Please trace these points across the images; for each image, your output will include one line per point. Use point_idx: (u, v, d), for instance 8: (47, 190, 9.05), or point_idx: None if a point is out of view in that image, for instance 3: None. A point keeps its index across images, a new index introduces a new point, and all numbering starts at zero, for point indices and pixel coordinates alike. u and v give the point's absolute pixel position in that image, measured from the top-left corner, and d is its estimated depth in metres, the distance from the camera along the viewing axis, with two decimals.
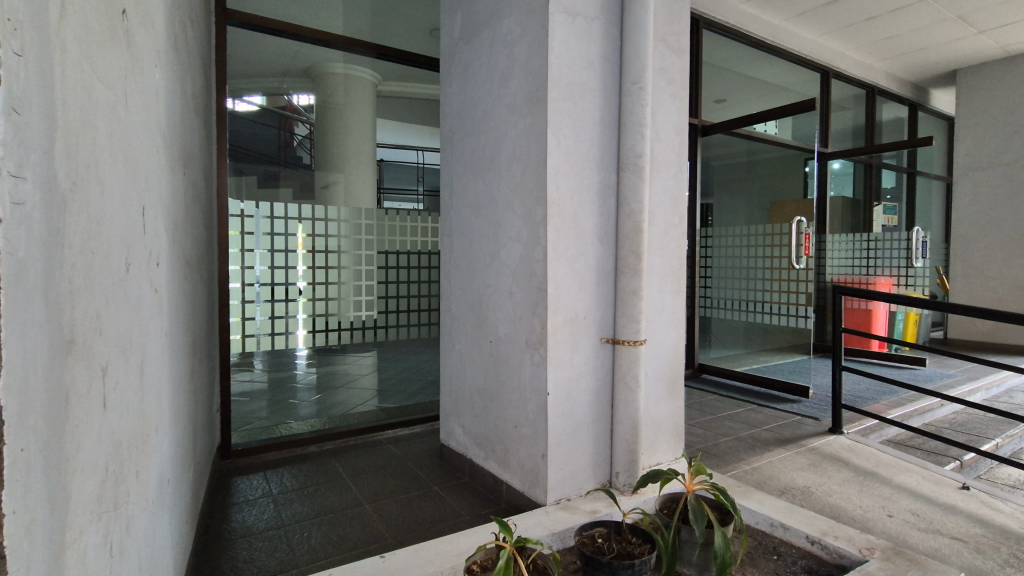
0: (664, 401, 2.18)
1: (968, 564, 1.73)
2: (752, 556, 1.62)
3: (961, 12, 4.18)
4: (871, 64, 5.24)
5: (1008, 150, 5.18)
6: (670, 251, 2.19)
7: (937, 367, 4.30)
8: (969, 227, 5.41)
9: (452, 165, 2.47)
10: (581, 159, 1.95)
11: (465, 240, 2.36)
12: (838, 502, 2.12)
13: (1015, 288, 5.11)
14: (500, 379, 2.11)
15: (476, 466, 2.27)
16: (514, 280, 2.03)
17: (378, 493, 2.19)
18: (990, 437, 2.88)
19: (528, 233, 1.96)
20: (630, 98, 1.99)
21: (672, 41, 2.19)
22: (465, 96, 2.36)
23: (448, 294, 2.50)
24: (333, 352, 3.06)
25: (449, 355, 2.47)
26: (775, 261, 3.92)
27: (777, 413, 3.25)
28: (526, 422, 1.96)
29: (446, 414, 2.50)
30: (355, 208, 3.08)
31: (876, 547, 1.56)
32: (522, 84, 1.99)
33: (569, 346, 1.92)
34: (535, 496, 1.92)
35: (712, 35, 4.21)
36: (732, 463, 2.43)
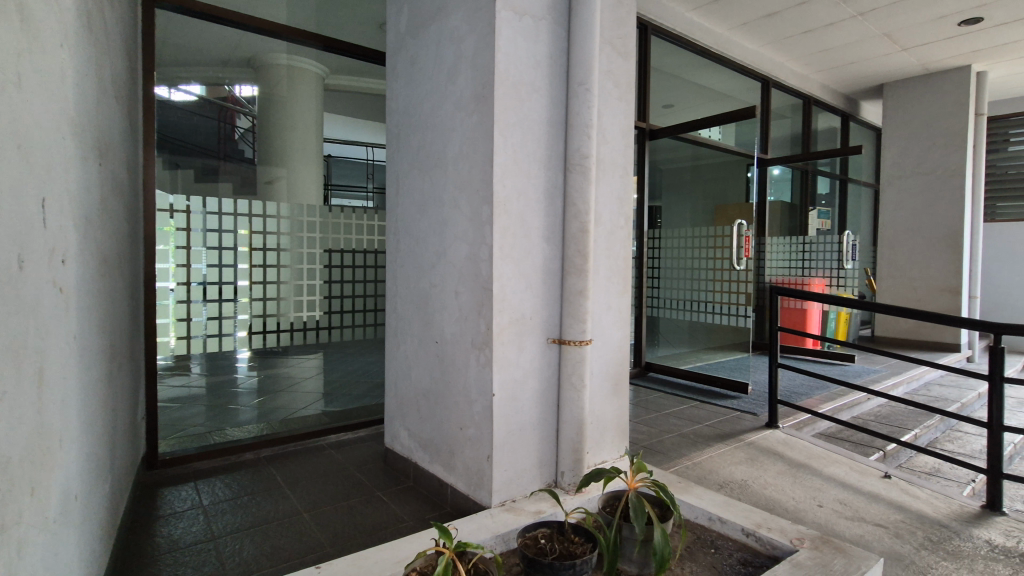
0: (610, 400, 2.21)
1: (888, 549, 1.83)
2: (691, 550, 1.66)
3: (886, 30, 4.46)
4: (807, 75, 5.52)
5: (929, 160, 5.55)
6: (615, 252, 2.22)
7: (864, 363, 4.57)
8: (893, 231, 5.77)
9: (398, 162, 2.41)
10: (528, 158, 1.95)
11: (411, 239, 2.31)
12: (773, 494, 2.20)
13: (932, 289, 5.50)
14: (445, 381, 2.07)
15: (421, 470, 2.23)
16: (459, 281, 2.01)
17: (318, 501, 2.11)
18: (909, 428, 3.08)
19: (474, 233, 1.94)
20: (577, 98, 2.00)
21: (618, 44, 2.22)
22: (411, 91, 2.31)
23: (393, 294, 2.43)
24: (273, 355, 2.94)
25: (394, 357, 2.41)
26: (717, 262, 4.05)
27: (718, 409, 3.37)
28: (472, 424, 1.93)
29: (391, 417, 2.43)
30: (297, 204, 2.96)
31: (805, 537, 1.62)
32: (469, 81, 1.97)
33: (515, 346, 1.91)
34: (480, 499, 1.90)
35: (659, 41, 4.32)
36: (674, 459, 2.49)
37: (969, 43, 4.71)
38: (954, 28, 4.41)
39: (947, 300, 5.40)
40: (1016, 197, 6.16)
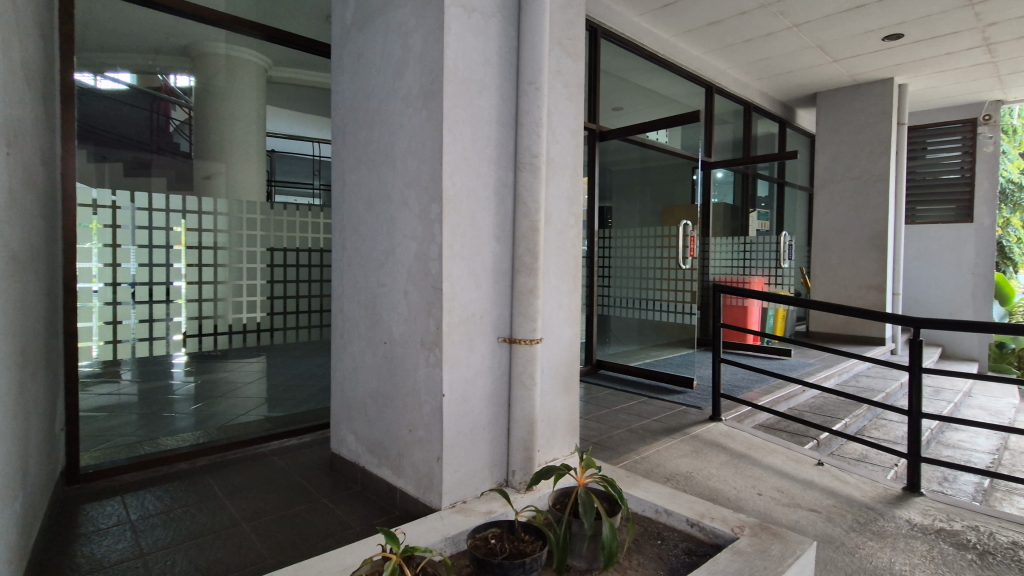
0: (560, 397, 2.22)
1: (821, 533, 1.94)
2: (638, 543, 1.69)
3: (818, 42, 4.72)
4: (748, 83, 5.77)
5: (857, 165, 5.92)
6: (566, 251, 2.24)
7: (799, 357, 4.82)
8: (826, 233, 6.11)
9: (344, 157, 2.34)
10: (477, 156, 1.93)
11: (358, 237, 2.24)
12: (716, 485, 2.28)
13: (860, 286, 5.86)
14: (394, 383, 2.03)
15: (368, 473, 2.17)
16: (408, 280, 1.97)
17: (258, 510, 2.02)
18: (840, 418, 3.28)
19: (423, 231, 1.91)
20: (527, 97, 2.00)
21: (567, 45, 2.23)
22: (357, 84, 2.25)
23: (340, 294, 2.36)
24: (211, 358, 2.79)
25: (341, 359, 2.34)
26: (665, 261, 4.17)
27: (664, 404, 3.47)
28: (421, 426, 1.90)
29: (337, 421, 2.36)
30: (236, 201, 2.82)
31: (745, 525, 1.68)
32: (417, 76, 1.93)
33: (464, 346, 1.89)
34: (429, 501, 1.87)
35: (609, 44, 4.40)
36: (623, 454, 2.54)
37: (892, 57, 5.05)
38: (879, 42, 4.72)
39: (873, 297, 5.78)
40: (934, 201, 6.66)
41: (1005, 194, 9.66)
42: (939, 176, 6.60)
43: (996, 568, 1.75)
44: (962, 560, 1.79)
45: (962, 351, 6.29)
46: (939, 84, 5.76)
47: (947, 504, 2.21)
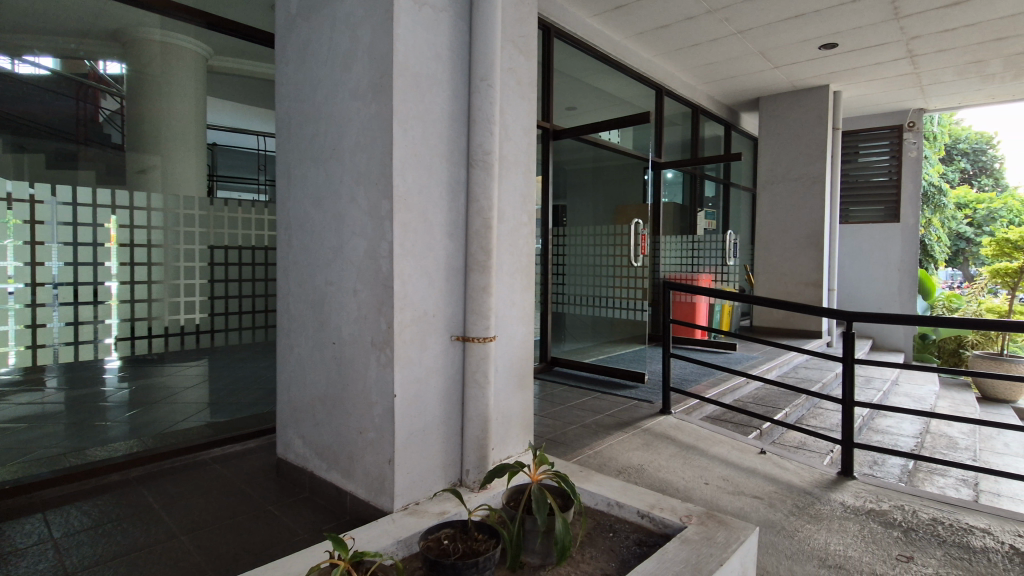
0: (514, 395, 2.22)
1: (762, 518, 2.03)
2: (591, 536, 1.72)
3: (761, 49, 4.93)
4: (695, 86, 5.97)
5: (796, 167, 6.22)
6: (519, 249, 2.24)
7: (744, 351, 5.03)
8: (768, 232, 6.39)
9: (289, 151, 2.25)
10: (428, 152, 1.90)
11: (305, 234, 2.17)
12: (666, 476, 2.34)
13: (800, 283, 6.17)
14: (343, 384, 1.97)
15: (317, 478, 2.10)
16: (358, 278, 1.91)
17: (197, 521, 1.92)
18: (781, 408, 3.44)
19: (372, 229, 1.86)
20: (479, 94, 1.98)
21: (519, 42, 2.23)
22: (303, 75, 2.17)
23: (286, 293, 2.27)
24: (148, 362, 2.64)
25: (286, 360, 2.25)
26: (618, 259, 4.24)
27: (617, 399, 3.54)
28: (372, 427, 1.85)
29: (284, 425, 2.27)
30: (173, 195, 2.66)
31: (693, 514, 1.73)
32: (366, 69, 1.88)
33: (416, 345, 1.86)
34: (381, 504, 1.83)
35: (562, 44, 4.44)
36: (577, 450, 2.57)
37: (827, 65, 5.33)
38: (816, 51, 4.97)
39: (811, 293, 6.09)
40: (865, 202, 7.09)
41: (928, 196, 10.41)
42: (871, 179, 7.05)
43: (919, 543, 1.88)
44: (889, 537, 1.91)
45: (890, 342, 6.73)
46: (869, 92, 6.13)
47: (876, 486, 2.36)
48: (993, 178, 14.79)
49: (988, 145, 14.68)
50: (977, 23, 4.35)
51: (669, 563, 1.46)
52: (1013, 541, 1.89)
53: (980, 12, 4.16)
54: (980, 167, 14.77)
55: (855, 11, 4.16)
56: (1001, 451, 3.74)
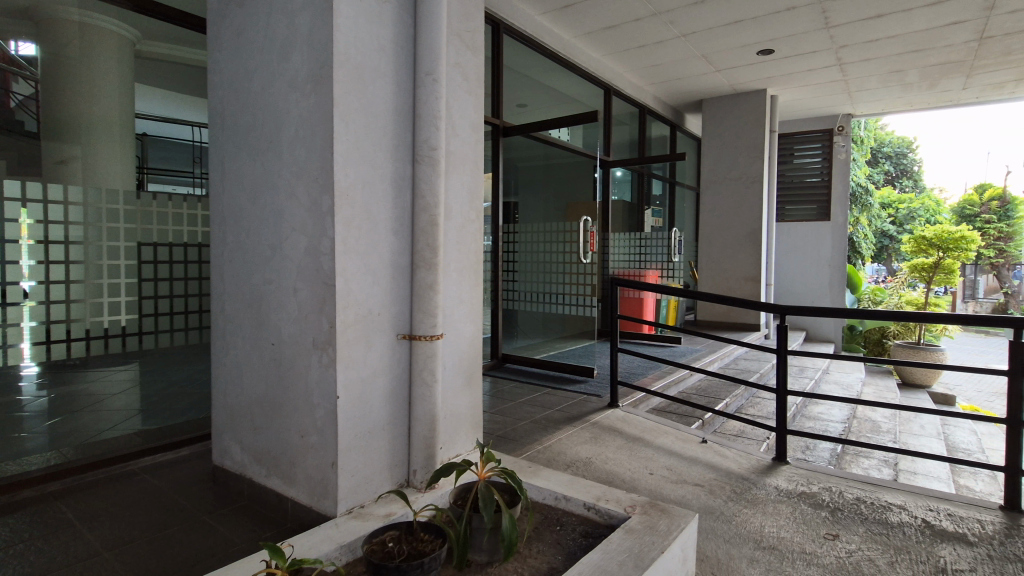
0: (463, 393, 2.21)
1: (703, 505, 2.11)
2: (538, 530, 1.73)
3: (703, 52, 5.10)
4: (642, 87, 6.11)
5: (736, 167, 6.48)
6: (466, 245, 2.22)
7: (688, 344, 5.21)
8: (711, 229, 6.63)
9: (223, 143, 2.14)
10: (371, 146, 1.85)
11: (241, 230, 2.07)
12: (612, 468, 2.40)
13: (740, 278, 6.44)
14: (282, 386, 1.90)
15: (255, 485, 2.02)
16: (298, 275, 1.85)
17: (125, 536, 1.80)
18: (722, 398, 3.59)
19: (313, 225, 1.80)
20: (425, 88, 1.95)
21: (466, 37, 2.21)
22: (237, 63, 2.07)
23: (220, 293, 2.16)
24: (68, 368, 2.44)
25: (222, 363, 2.15)
26: (569, 256, 4.28)
27: (567, 394, 3.59)
28: (314, 430, 1.80)
29: (219, 431, 2.17)
30: (94, 189, 2.48)
31: (637, 504, 1.77)
32: (305, 59, 1.81)
33: (361, 344, 1.81)
34: (324, 509, 1.78)
35: (512, 41, 4.45)
36: (526, 446, 2.58)
37: (765, 70, 5.57)
38: (754, 56, 5.20)
39: (751, 288, 6.37)
40: (800, 202, 7.48)
41: (856, 195, 11.11)
42: (805, 179, 7.45)
43: (844, 522, 2.00)
44: (818, 518, 2.03)
45: (822, 334, 7.14)
46: (802, 96, 6.46)
47: (807, 470, 2.50)
48: (912, 179, 16.01)
49: (909, 149, 15.84)
50: (897, 36, 4.67)
51: (613, 553, 1.49)
52: (925, 515, 2.05)
53: (900, 25, 4.45)
54: (902, 170, 15.97)
55: (789, 19, 4.37)
56: (918, 433, 4.05)
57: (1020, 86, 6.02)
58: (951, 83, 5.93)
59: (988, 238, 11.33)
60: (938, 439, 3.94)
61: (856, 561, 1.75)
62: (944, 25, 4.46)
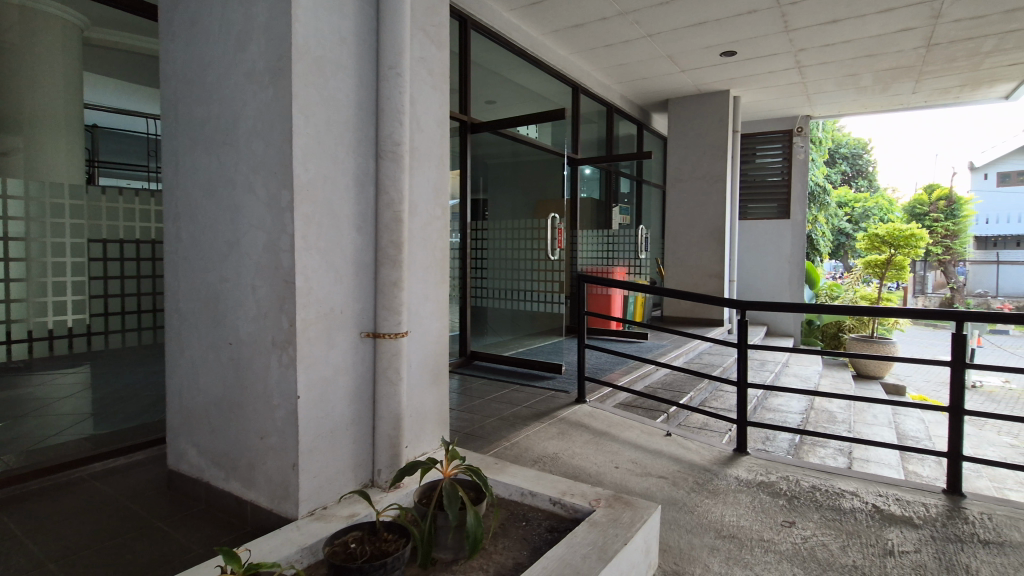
0: (429, 391, 2.19)
1: (666, 496, 2.15)
2: (504, 527, 1.73)
3: (669, 52, 5.18)
4: (610, 85, 6.18)
5: (701, 166, 6.62)
6: (432, 242, 2.20)
7: (654, 340, 5.31)
8: (677, 226, 6.77)
9: (177, 135, 2.06)
10: (333, 140, 1.81)
11: (196, 226, 2.00)
12: (579, 463, 2.42)
13: (704, 275, 6.59)
14: (241, 387, 1.85)
15: (213, 489, 1.96)
16: (256, 273, 1.80)
17: (72, 545, 1.72)
18: (686, 392, 3.67)
19: (271, 221, 1.75)
20: (387, 82, 1.93)
21: (431, 32, 2.19)
22: (192, 52, 1.99)
23: (175, 291, 2.09)
24: (9, 372, 2.31)
25: (177, 363, 2.08)
26: (538, 253, 4.30)
27: (535, 390, 3.61)
28: (273, 432, 1.76)
29: (175, 434, 2.09)
30: (38, 183, 2.34)
31: (602, 497, 1.80)
32: (262, 50, 1.76)
33: (322, 343, 1.78)
34: (285, 511, 1.74)
35: (480, 37, 4.43)
36: (494, 442, 2.58)
37: (728, 71, 5.70)
38: (718, 57, 5.30)
39: (715, 284, 6.53)
40: (762, 200, 7.70)
41: (814, 194, 11.50)
42: (766, 178, 7.67)
43: (800, 509, 2.07)
44: (776, 506, 2.09)
45: (782, 328, 7.38)
46: (764, 98, 6.64)
47: (766, 460, 2.58)
48: (867, 179, 16.69)
49: (864, 150, 16.50)
50: (852, 40, 4.84)
51: (577, 547, 1.50)
52: (875, 501, 2.14)
53: (854, 30, 4.62)
54: (858, 171, 16.63)
55: (750, 21, 4.48)
56: (871, 422, 4.23)
57: (964, 91, 6.32)
58: (902, 87, 6.19)
59: (935, 236, 11.87)
60: (889, 427, 4.13)
61: (811, 547, 1.81)
62: (895, 32, 4.64)
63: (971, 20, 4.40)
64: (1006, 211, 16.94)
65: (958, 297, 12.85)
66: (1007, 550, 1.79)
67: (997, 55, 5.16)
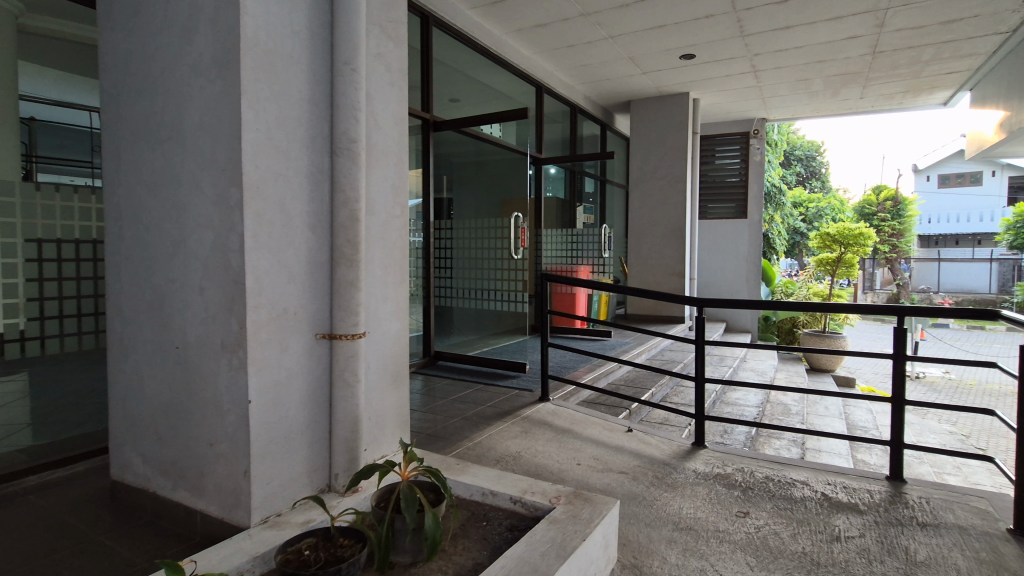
0: (388, 392, 2.16)
1: (626, 491, 2.19)
2: (464, 527, 1.72)
3: (630, 54, 5.27)
4: (573, 85, 6.23)
5: (662, 166, 6.75)
6: (390, 241, 2.16)
7: (618, 337, 5.39)
8: (640, 225, 6.88)
9: (119, 129, 1.97)
10: (285, 137, 1.76)
11: (140, 225, 1.91)
12: (541, 461, 2.43)
13: (667, 273, 6.72)
14: (189, 392, 1.78)
15: (160, 499, 1.88)
16: (204, 273, 1.73)
17: (3, 565, 1.62)
18: (647, 389, 3.74)
19: (220, 219, 1.69)
20: (342, 78, 1.89)
21: (388, 28, 2.15)
22: (134, 42, 1.90)
23: (118, 293, 1.99)
24: None
25: (119, 368, 1.98)
26: (501, 252, 4.29)
27: (499, 389, 3.61)
28: (224, 438, 1.70)
29: (118, 443, 2.00)
30: None
31: (562, 494, 1.81)
32: (209, 41, 1.69)
33: (275, 345, 1.73)
34: (237, 520, 1.68)
35: (443, 35, 4.39)
36: (456, 443, 2.57)
37: (687, 74, 5.83)
38: (677, 60, 5.42)
39: (676, 282, 6.67)
40: (721, 200, 7.91)
41: (770, 195, 11.91)
42: (725, 179, 7.88)
43: (754, 500, 2.14)
44: (731, 497, 2.15)
45: (741, 324, 7.60)
46: (722, 100, 6.82)
47: (723, 453, 2.65)
48: (820, 180, 17.41)
49: (817, 152, 17.21)
50: (803, 46, 5.02)
51: (536, 545, 1.51)
52: (824, 489, 2.23)
53: (806, 37, 4.80)
54: (811, 172, 17.32)
55: (707, 26, 4.59)
56: (822, 413, 4.40)
57: (907, 97, 6.65)
58: (851, 92, 6.47)
59: (883, 235, 12.46)
60: (839, 418, 4.30)
61: (763, 535, 1.87)
62: (843, 39, 4.85)
63: (913, 30, 4.63)
64: (947, 212, 17.92)
65: (904, 293, 13.52)
66: (942, 531, 1.90)
67: (936, 64, 5.45)
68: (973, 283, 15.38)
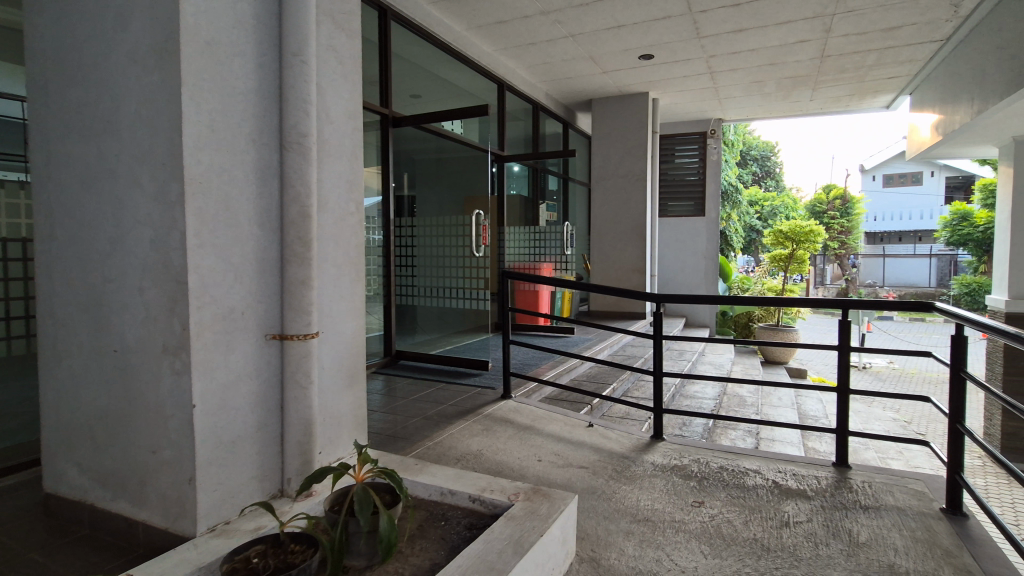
0: (344, 393, 2.11)
1: (586, 486, 2.21)
2: (422, 528, 1.70)
3: (590, 53, 5.32)
4: (535, 83, 6.25)
5: (623, 164, 6.85)
6: (345, 238, 2.11)
7: (580, 334, 5.45)
8: (602, 223, 6.96)
9: (48, 121, 1.85)
10: (230, 129, 1.69)
11: (73, 222, 1.80)
12: (502, 458, 2.43)
13: (628, 270, 6.83)
14: (128, 398, 1.69)
15: (98, 511, 1.78)
16: (143, 273, 1.65)
17: None
18: (608, 384, 3.80)
19: (160, 216, 1.61)
20: (292, 70, 1.83)
21: (340, 19, 2.10)
22: (64, 29, 1.78)
23: (49, 294, 1.87)
24: None
25: (53, 374, 1.87)
26: (463, 250, 4.27)
27: (462, 387, 3.59)
28: (167, 445, 1.62)
29: (52, 454, 1.88)
30: None
31: (521, 491, 1.80)
32: (146, 28, 1.61)
33: (221, 347, 1.66)
34: (182, 529, 1.61)
35: (401, 29, 4.32)
36: (415, 443, 2.54)
37: (646, 74, 5.93)
38: (636, 60, 5.50)
39: (638, 279, 6.78)
40: (680, 199, 8.09)
41: (727, 193, 12.27)
42: (684, 178, 8.06)
43: (709, 489, 2.19)
44: (688, 487, 2.20)
45: (700, 319, 7.80)
46: (681, 100, 6.97)
47: (680, 445, 2.70)
48: (774, 180, 18.06)
49: (771, 153, 17.84)
50: (756, 49, 5.18)
51: (494, 542, 1.50)
52: (775, 477, 2.31)
53: (758, 40, 4.94)
54: (766, 171, 17.94)
55: (665, 27, 4.68)
56: (775, 404, 4.57)
57: (854, 100, 6.95)
58: (802, 94, 6.71)
59: (832, 233, 13.02)
60: (791, 408, 4.48)
61: (717, 524, 1.92)
62: (793, 43, 5.02)
63: (858, 35, 4.83)
64: (890, 210, 18.87)
65: (852, 288, 14.17)
66: (883, 513, 1.99)
67: (879, 69, 5.71)
68: (914, 278, 16.25)
